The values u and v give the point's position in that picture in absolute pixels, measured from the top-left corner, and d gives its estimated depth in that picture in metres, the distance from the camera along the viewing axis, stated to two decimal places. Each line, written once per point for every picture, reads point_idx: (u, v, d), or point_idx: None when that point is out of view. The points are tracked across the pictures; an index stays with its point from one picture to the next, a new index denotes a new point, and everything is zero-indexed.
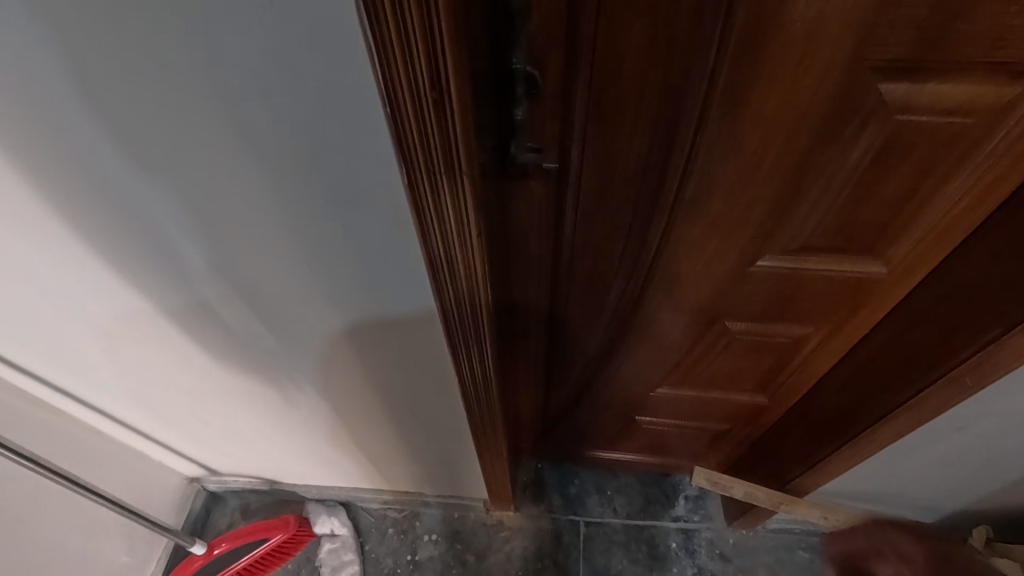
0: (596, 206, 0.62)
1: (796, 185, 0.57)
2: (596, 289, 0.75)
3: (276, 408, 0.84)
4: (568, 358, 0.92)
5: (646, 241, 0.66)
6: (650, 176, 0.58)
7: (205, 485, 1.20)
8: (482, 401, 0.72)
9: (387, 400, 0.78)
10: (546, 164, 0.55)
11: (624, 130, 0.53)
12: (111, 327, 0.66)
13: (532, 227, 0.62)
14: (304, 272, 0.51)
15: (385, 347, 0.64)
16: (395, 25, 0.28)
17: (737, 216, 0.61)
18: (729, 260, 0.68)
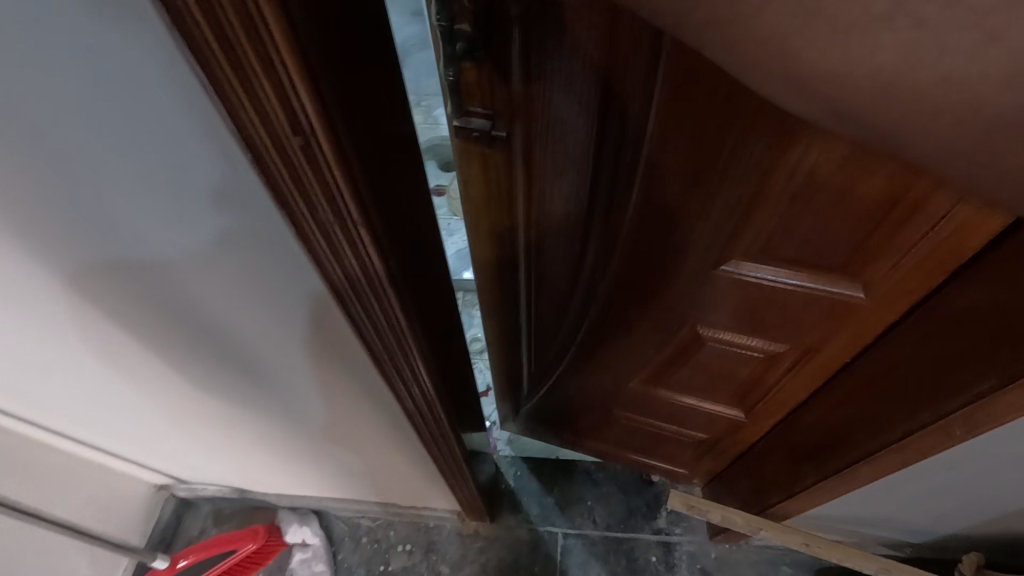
0: (553, 173, 0.62)
1: (760, 183, 0.52)
2: (562, 262, 0.75)
3: (227, 427, 0.80)
4: (542, 328, 0.92)
5: (607, 223, 0.64)
6: (608, 145, 0.56)
7: (175, 491, 1.18)
8: (431, 422, 0.68)
9: (339, 428, 0.74)
10: (496, 134, 0.57)
11: (571, 104, 0.54)
12: (25, 360, 0.60)
13: (488, 195, 0.65)
14: (274, 305, 0.42)
15: (324, 387, 0.59)
16: (228, 65, 0.23)
17: (699, 211, 0.58)
18: (694, 260, 0.64)
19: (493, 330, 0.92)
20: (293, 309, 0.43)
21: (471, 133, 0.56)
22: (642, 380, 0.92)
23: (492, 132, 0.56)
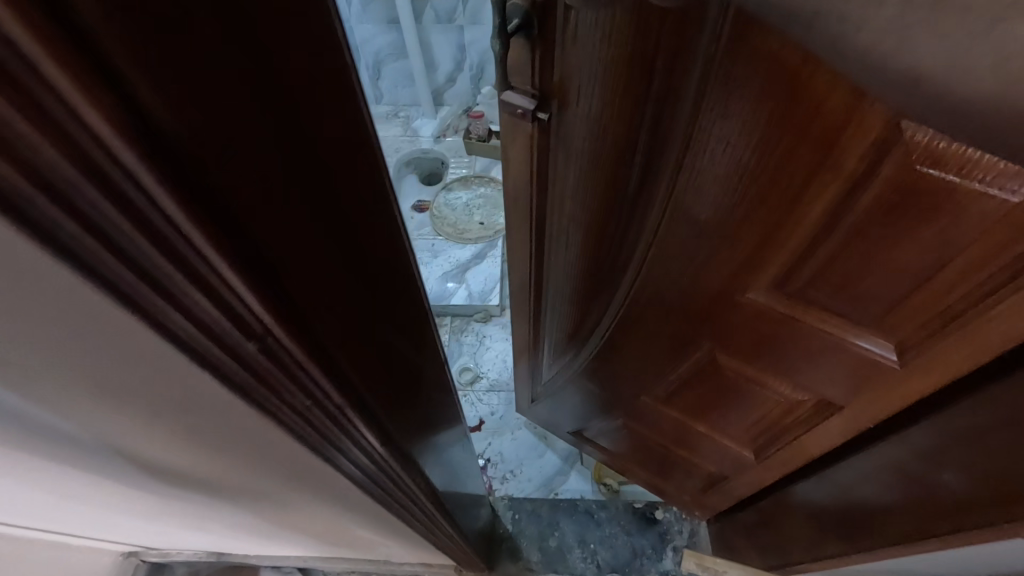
0: (596, 152, 0.62)
1: (790, 211, 0.48)
2: (593, 241, 0.75)
3: (192, 520, 0.71)
4: (566, 312, 0.92)
5: (639, 212, 0.64)
6: (649, 134, 0.55)
7: (145, 557, 1.08)
8: (425, 514, 0.61)
9: (321, 519, 0.67)
10: (541, 114, 0.65)
11: (615, 96, 0.55)
12: None
13: (536, 162, 0.71)
14: (78, 424, 0.30)
15: (286, 495, 0.51)
16: (72, 236, 0.16)
17: (726, 227, 0.54)
18: (715, 278, 0.60)
19: (528, 290, 0.97)
20: (128, 431, 0.31)
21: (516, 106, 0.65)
22: (654, 390, 0.89)
23: (535, 112, 0.64)
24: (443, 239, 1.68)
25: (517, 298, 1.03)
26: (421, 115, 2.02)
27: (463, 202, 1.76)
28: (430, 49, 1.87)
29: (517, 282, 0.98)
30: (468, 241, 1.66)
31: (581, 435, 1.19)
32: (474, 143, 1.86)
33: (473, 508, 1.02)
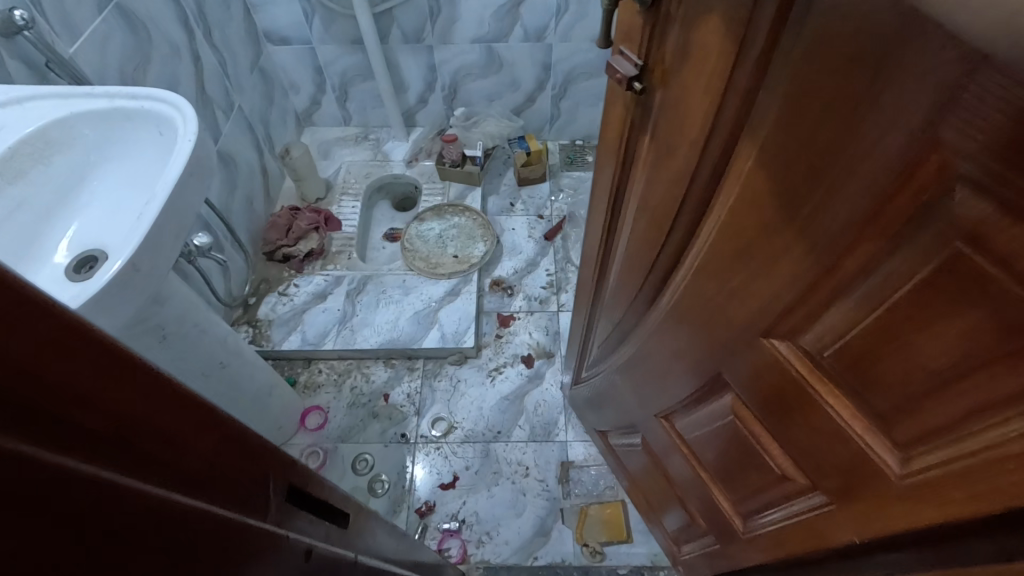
0: (672, 137, 0.54)
1: (821, 261, 0.40)
2: (646, 236, 0.66)
3: None
4: (614, 300, 0.85)
5: (687, 216, 0.55)
6: (715, 127, 0.46)
7: None
8: None
9: None
10: (637, 84, 0.56)
11: (698, 82, 0.47)
12: None
13: (624, 131, 0.65)
14: None
15: None
16: None
17: (755, 257, 0.46)
18: (738, 317, 0.52)
19: (593, 270, 0.93)
20: None
21: (618, 71, 0.58)
22: (674, 415, 0.82)
23: (633, 83, 0.56)
24: (416, 274, 1.58)
25: (589, 273, 0.97)
26: (392, 137, 1.93)
27: (436, 233, 1.66)
28: (399, 70, 1.77)
29: (588, 254, 0.94)
30: (441, 276, 1.56)
31: (610, 438, 1.16)
32: (446, 168, 1.77)
33: (439, 568, 0.96)
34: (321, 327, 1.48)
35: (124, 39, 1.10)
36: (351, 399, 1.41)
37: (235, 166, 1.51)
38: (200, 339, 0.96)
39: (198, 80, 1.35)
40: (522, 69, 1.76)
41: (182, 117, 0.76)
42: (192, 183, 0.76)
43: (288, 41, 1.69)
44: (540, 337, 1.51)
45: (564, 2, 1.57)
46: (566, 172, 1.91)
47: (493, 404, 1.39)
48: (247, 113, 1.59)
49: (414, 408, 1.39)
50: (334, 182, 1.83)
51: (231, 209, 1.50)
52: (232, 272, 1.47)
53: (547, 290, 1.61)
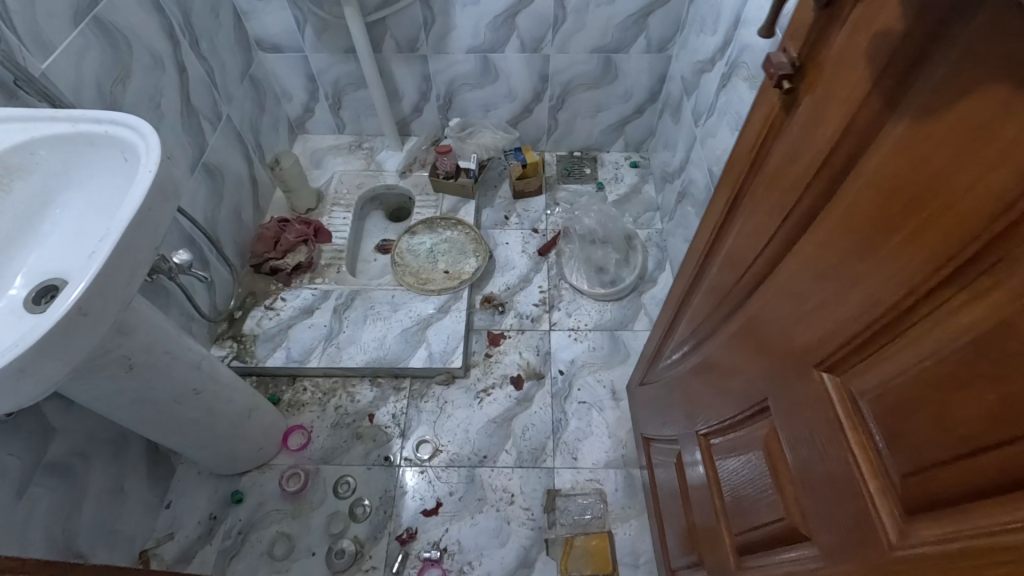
0: (796, 150, 0.55)
1: (899, 293, 0.41)
2: (745, 248, 0.67)
3: None
4: (699, 307, 0.85)
5: (789, 232, 0.57)
6: (844, 148, 0.48)
7: None
8: None
9: None
10: (786, 84, 0.54)
11: (839, 102, 0.48)
12: None
13: (750, 139, 0.65)
14: None
15: None
16: None
17: (841, 281, 0.47)
18: (801, 339, 0.53)
19: (687, 278, 0.93)
20: None
21: (770, 67, 0.55)
22: (713, 433, 0.80)
23: (785, 82, 0.54)
24: (405, 290, 1.54)
25: (681, 277, 0.96)
26: (387, 146, 1.89)
27: (427, 247, 1.62)
28: (393, 79, 1.74)
29: (688, 262, 0.93)
30: (431, 293, 1.53)
31: (651, 444, 1.15)
32: (440, 180, 1.73)
33: None
34: (306, 344, 1.45)
35: (102, 53, 1.07)
36: (336, 420, 1.38)
37: (222, 178, 1.49)
38: (172, 368, 0.93)
39: (183, 91, 1.32)
40: (519, 79, 1.72)
41: (146, 145, 0.72)
42: (154, 216, 0.71)
43: (280, 48, 1.66)
44: (531, 357, 1.48)
45: (561, 13, 1.53)
46: (562, 185, 1.87)
47: (480, 426, 1.36)
48: (236, 123, 1.56)
49: (399, 429, 1.36)
50: (325, 192, 1.79)
51: (217, 222, 1.47)
52: (217, 284, 1.45)
53: (539, 307, 1.57)
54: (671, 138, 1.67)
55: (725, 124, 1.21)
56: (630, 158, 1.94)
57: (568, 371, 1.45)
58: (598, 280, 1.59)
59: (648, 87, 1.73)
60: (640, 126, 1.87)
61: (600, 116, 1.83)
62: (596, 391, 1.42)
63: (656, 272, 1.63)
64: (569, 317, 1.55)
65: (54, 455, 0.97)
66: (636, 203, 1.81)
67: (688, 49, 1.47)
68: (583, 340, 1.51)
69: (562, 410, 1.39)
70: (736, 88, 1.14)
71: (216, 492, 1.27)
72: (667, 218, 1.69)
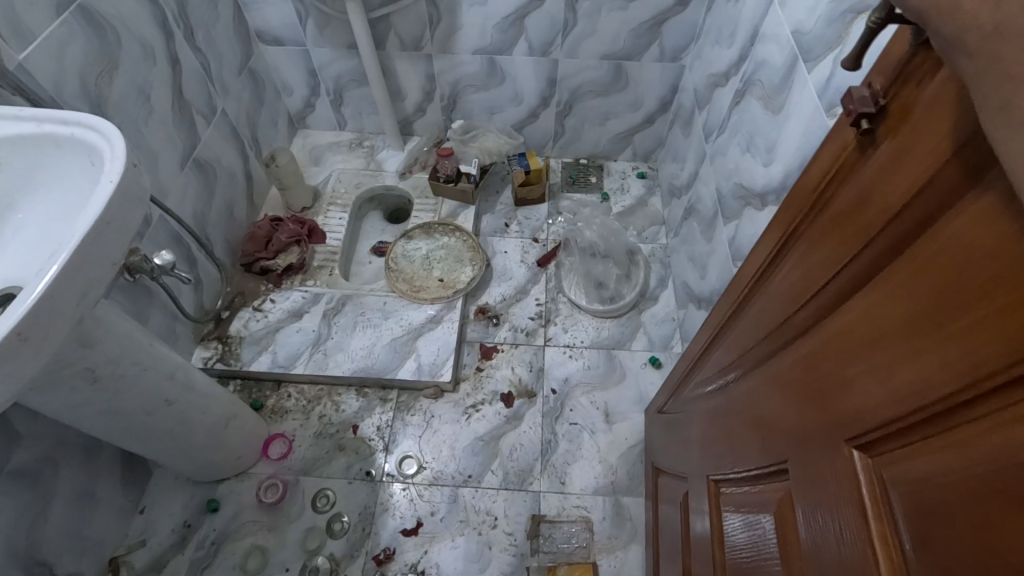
0: (865, 197, 0.46)
1: (951, 385, 0.34)
2: (790, 295, 0.59)
3: None
4: (731, 347, 0.78)
5: (841, 287, 0.49)
6: (920, 204, 0.40)
7: None
8: None
9: None
10: (864, 123, 0.46)
11: (922, 150, 0.39)
12: None
13: (813, 176, 0.56)
14: None
15: None
16: None
17: (893, 354, 0.40)
18: (838, 409, 0.46)
19: (722, 313, 0.85)
20: None
21: (851, 103, 0.47)
22: (724, 480, 0.74)
23: (864, 121, 0.46)
24: (397, 297, 1.50)
25: (718, 309, 0.87)
26: (388, 146, 1.84)
27: (422, 253, 1.57)
28: (396, 78, 1.69)
29: (724, 296, 0.84)
30: (424, 302, 1.48)
31: (662, 478, 1.10)
32: (440, 184, 1.68)
33: None
34: (293, 349, 1.41)
35: (87, 44, 1.03)
36: (319, 429, 1.34)
37: (214, 174, 1.44)
38: (141, 379, 0.89)
39: (175, 84, 1.27)
40: (526, 83, 1.66)
41: (110, 151, 0.67)
42: (114, 228, 0.66)
43: (280, 41, 1.61)
44: (523, 373, 1.43)
45: (571, 17, 1.47)
46: (566, 193, 1.81)
47: (466, 444, 1.32)
48: (232, 117, 1.52)
49: (383, 443, 1.32)
50: (323, 191, 1.75)
51: (207, 220, 1.43)
52: (204, 283, 1.41)
53: (535, 321, 1.52)
54: (681, 151, 1.61)
55: (736, 144, 1.15)
56: (637, 168, 1.88)
57: (561, 390, 1.40)
58: (597, 295, 1.54)
59: (659, 96, 1.67)
60: (650, 136, 1.80)
61: (608, 124, 1.77)
62: (589, 413, 1.37)
63: (658, 290, 1.58)
64: (564, 332, 1.50)
65: (18, 462, 0.93)
66: (640, 216, 1.76)
67: (703, 60, 1.41)
68: (578, 358, 1.46)
69: (552, 431, 1.34)
70: (749, 107, 1.08)
71: (192, 499, 1.24)
72: (672, 234, 1.63)
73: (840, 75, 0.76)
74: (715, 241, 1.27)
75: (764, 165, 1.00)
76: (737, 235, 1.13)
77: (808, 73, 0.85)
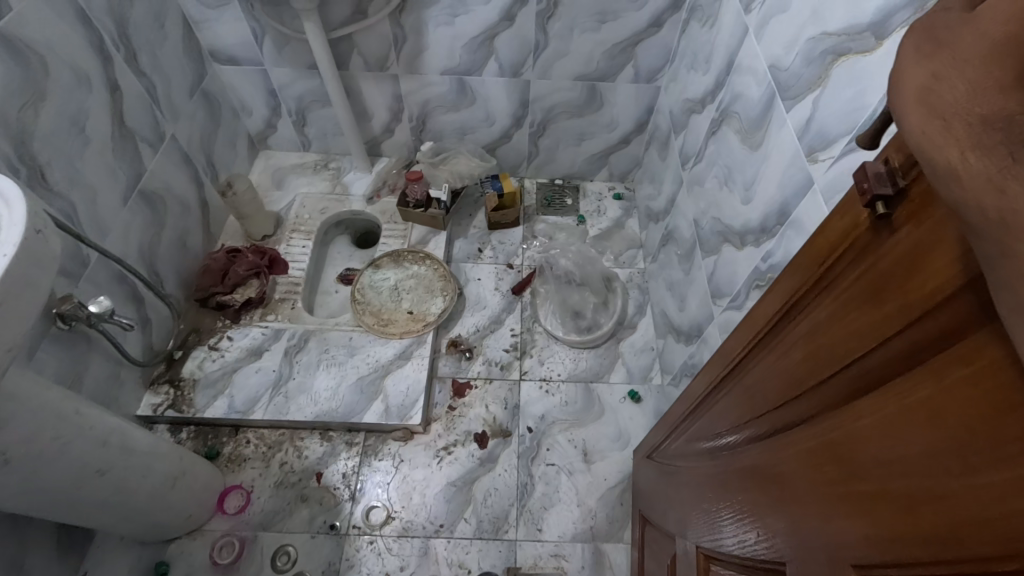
0: (880, 286, 0.41)
1: (985, 547, 0.29)
2: (791, 376, 0.54)
3: None
4: (724, 413, 0.72)
5: (851, 385, 0.43)
6: (944, 318, 0.34)
7: None
8: None
9: None
10: (879, 206, 0.41)
11: (947, 254, 0.34)
12: None
13: (817, 248, 0.51)
14: None
15: None
16: None
17: (911, 486, 0.35)
18: (847, 526, 0.41)
19: (713, 369, 0.80)
20: None
21: (864, 181, 0.42)
22: (717, 556, 0.69)
23: (879, 202, 0.41)
24: (363, 332, 1.42)
25: (710, 365, 0.82)
26: (354, 168, 1.76)
27: (391, 283, 1.49)
28: (361, 98, 1.61)
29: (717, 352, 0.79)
30: (392, 336, 1.41)
31: (649, 530, 1.05)
32: (409, 210, 1.61)
33: None
34: (252, 392, 1.32)
35: (6, 73, 0.93)
36: (279, 479, 1.26)
37: (163, 204, 1.35)
38: (65, 452, 0.80)
39: (115, 111, 1.18)
40: (498, 104, 1.60)
41: (9, 219, 0.59)
42: (9, 309, 0.57)
43: (236, 61, 1.52)
44: (498, 411, 1.36)
45: (542, 38, 1.42)
46: (541, 216, 1.76)
47: (437, 491, 1.25)
48: (183, 143, 1.42)
49: (349, 492, 1.24)
50: (285, 217, 1.66)
51: (157, 254, 1.33)
52: (153, 323, 1.31)
53: (509, 354, 1.46)
54: (658, 174, 1.57)
55: (714, 176, 1.11)
56: (614, 189, 1.83)
57: (537, 428, 1.34)
58: (574, 325, 1.48)
59: (634, 117, 1.62)
60: (626, 156, 1.76)
61: (584, 144, 1.72)
62: (567, 452, 1.31)
63: (636, 318, 1.53)
64: (541, 365, 1.44)
65: None
66: (618, 239, 1.71)
67: (678, 83, 1.36)
68: (556, 393, 1.40)
69: (529, 474, 1.28)
70: (726, 139, 1.04)
71: (139, 562, 1.15)
72: (650, 259, 1.58)
73: (821, 118, 0.72)
74: (694, 273, 1.22)
75: (743, 204, 0.96)
76: (716, 271, 1.08)
77: (786, 112, 0.81)
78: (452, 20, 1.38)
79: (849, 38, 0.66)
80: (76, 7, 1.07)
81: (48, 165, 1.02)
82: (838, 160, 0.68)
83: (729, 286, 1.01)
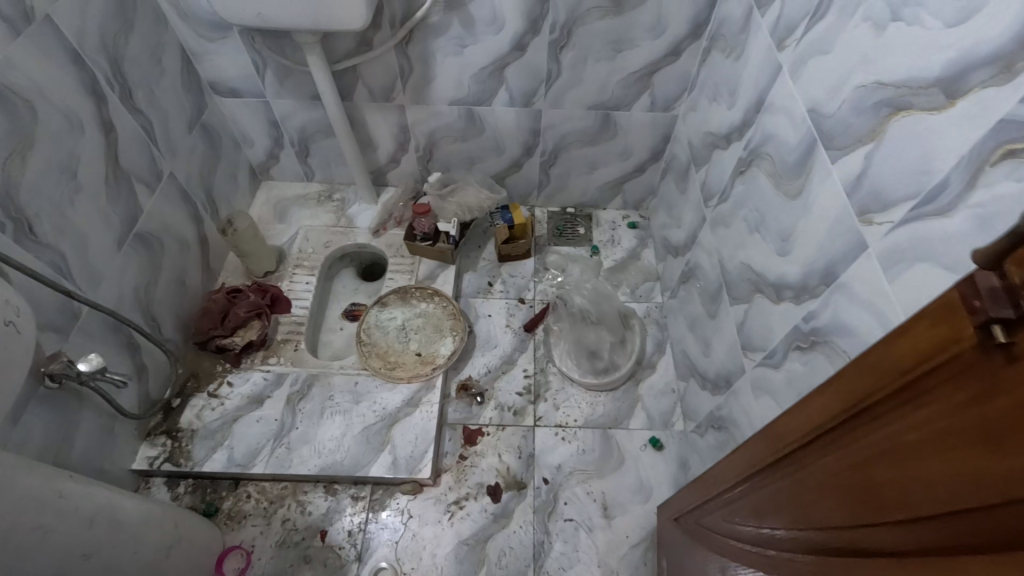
0: (994, 427, 0.34)
1: None
2: (867, 496, 0.46)
3: None
4: (772, 506, 0.65)
5: (958, 537, 0.36)
6: None
7: None
8: None
9: None
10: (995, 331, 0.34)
11: None
12: None
13: (898, 353, 0.44)
14: None
15: None
16: None
17: None
18: None
19: (755, 449, 0.72)
20: None
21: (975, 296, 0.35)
22: None
23: (997, 327, 0.33)
24: (370, 376, 1.35)
25: (751, 442, 0.74)
26: (359, 199, 1.70)
27: (398, 323, 1.42)
28: (366, 128, 1.55)
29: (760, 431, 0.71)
30: (400, 381, 1.34)
31: None
32: (416, 244, 1.55)
33: None
34: (252, 444, 1.26)
35: None
36: (282, 537, 1.19)
37: (160, 246, 1.29)
38: (46, 541, 0.74)
39: (109, 153, 1.12)
40: (508, 133, 1.54)
41: None
42: None
43: (237, 93, 1.47)
44: (512, 461, 1.29)
45: (555, 67, 1.36)
46: (553, 247, 1.69)
47: (448, 549, 1.18)
48: (182, 180, 1.37)
49: (355, 551, 1.17)
50: (288, 252, 1.60)
51: (153, 298, 1.27)
52: (149, 372, 1.25)
53: (523, 397, 1.39)
54: (675, 205, 1.50)
55: (742, 218, 1.04)
56: (628, 217, 1.77)
57: (553, 479, 1.27)
58: (589, 366, 1.41)
59: (650, 145, 1.56)
60: (640, 184, 1.69)
61: (596, 172, 1.66)
62: (586, 506, 1.24)
63: (655, 356, 1.46)
64: (555, 410, 1.37)
65: None
66: (633, 271, 1.64)
67: (699, 114, 1.30)
68: (572, 440, 1.32)
69: (545, 530, 1.21)
70: (757, 181, 0.97)
71: None
72: (669, 294, 1.51)
73: (877, 176, 0.65)
74: (720, 318, 1.15)
75: (779, 254, 0.89)
76: (746, 321, 1.01)
77: (831, 163, 0.74)
78: (461, 50, 1.32)
79: (910, 92, 0.60)
80: (67, 47, 1.01)
81: (36, 216, 0.96)
82: (899, 226, 0.61)
83: (764, 340, 0.93)
